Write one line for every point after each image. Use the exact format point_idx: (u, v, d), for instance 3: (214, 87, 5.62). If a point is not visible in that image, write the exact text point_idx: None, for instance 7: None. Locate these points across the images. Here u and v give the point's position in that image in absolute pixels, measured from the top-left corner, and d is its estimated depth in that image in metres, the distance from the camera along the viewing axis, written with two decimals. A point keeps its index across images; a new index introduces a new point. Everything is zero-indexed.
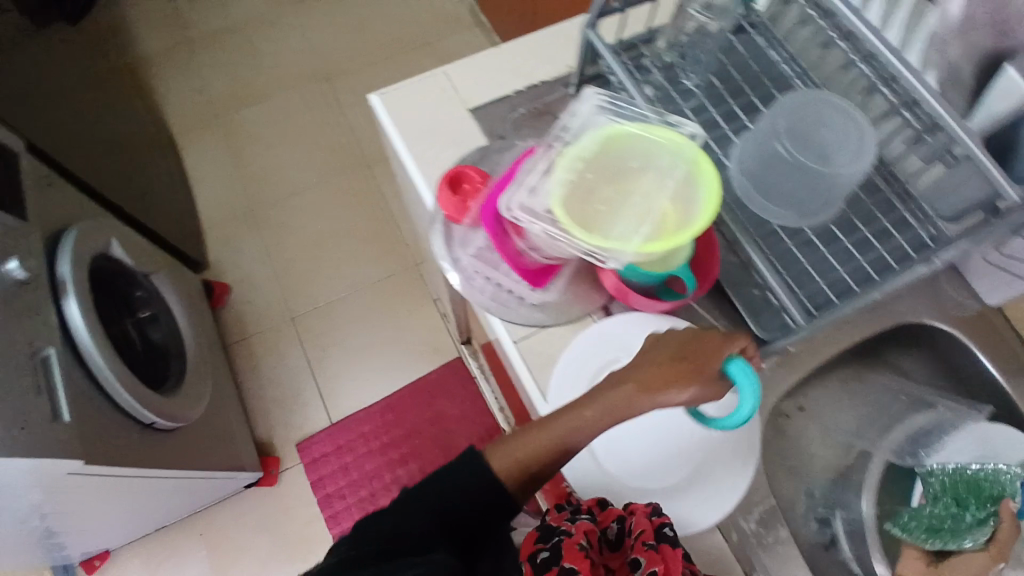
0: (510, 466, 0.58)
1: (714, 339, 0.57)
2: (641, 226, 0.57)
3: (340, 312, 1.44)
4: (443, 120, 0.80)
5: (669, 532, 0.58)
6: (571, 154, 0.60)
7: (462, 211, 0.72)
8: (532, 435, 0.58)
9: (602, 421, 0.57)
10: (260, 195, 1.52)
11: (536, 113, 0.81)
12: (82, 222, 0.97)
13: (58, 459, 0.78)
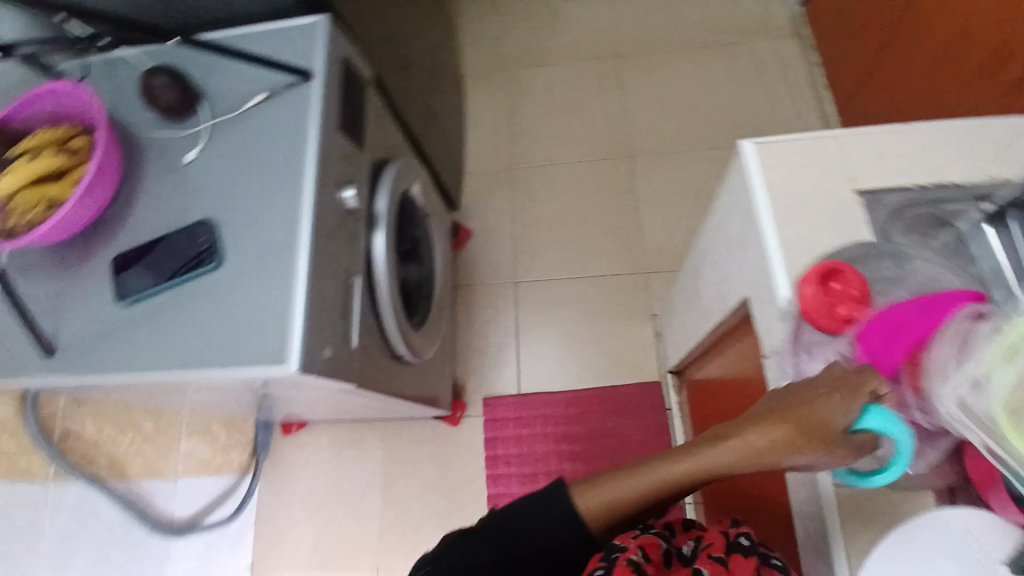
0: (608, 511, 0.62)
1: (830, 401, 0.50)
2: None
3: (562, 290, 1.47)
4: (821, 194, 0.70)
5: (746, 543, 0.59)
6: (1012, 337, 0.43)
7: (833, 326, 0.62)
8: (624, 479, 0.62)
9: (697, 463, 0.58)
10: (531, 156, 1.59)
11: (926, 221, 0.70)
12: (402, 163, 1.06)
13: (339, 380, 0.84)
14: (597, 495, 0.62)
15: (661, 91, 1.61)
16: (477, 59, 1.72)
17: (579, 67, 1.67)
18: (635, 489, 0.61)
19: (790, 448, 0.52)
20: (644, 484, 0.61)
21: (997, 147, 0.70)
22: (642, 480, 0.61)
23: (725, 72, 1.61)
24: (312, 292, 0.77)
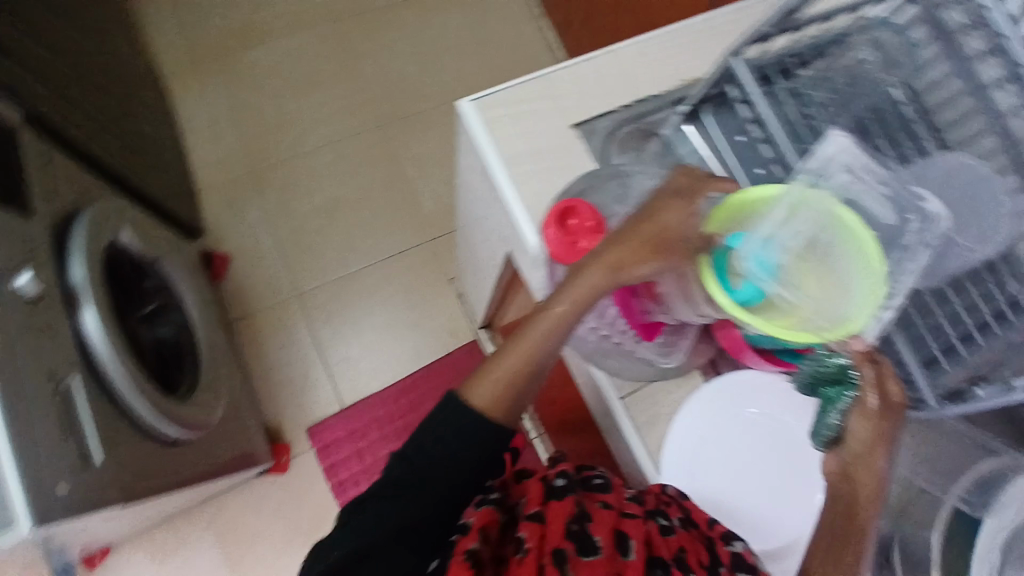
0: (508, 400, 0.53)
1: (675, 209, 0.56)
2: (827, 324, 0.49)
3: (354, 288, 1.38)
4: (548, 134, 0.71)
5: (561, 482, 0.57)
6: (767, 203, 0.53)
7: (569, 246, 0.64)
8: (507, 356, 0.53)
9: (569, 304, 0.53)
10: (274, 153, 1.44)
11: (640, 135, 0.73)
12: (93, 211, 0.87)
13: (97, 507, 0.72)
14: (488, 390, 0.53)
15: (387, 53, 1.54)
16: (169, 59, 1.48)
17: (291, 47, 1.53)
18: (508, 373, 0.53)
19: (632, 260, 0.54)
20: (519, 360, 0.53)
21: (681, 47, 0.76)
22: (524, 349, 0.53)
23: (447, 20, 1.58)
24: (12, 425, 0.63)
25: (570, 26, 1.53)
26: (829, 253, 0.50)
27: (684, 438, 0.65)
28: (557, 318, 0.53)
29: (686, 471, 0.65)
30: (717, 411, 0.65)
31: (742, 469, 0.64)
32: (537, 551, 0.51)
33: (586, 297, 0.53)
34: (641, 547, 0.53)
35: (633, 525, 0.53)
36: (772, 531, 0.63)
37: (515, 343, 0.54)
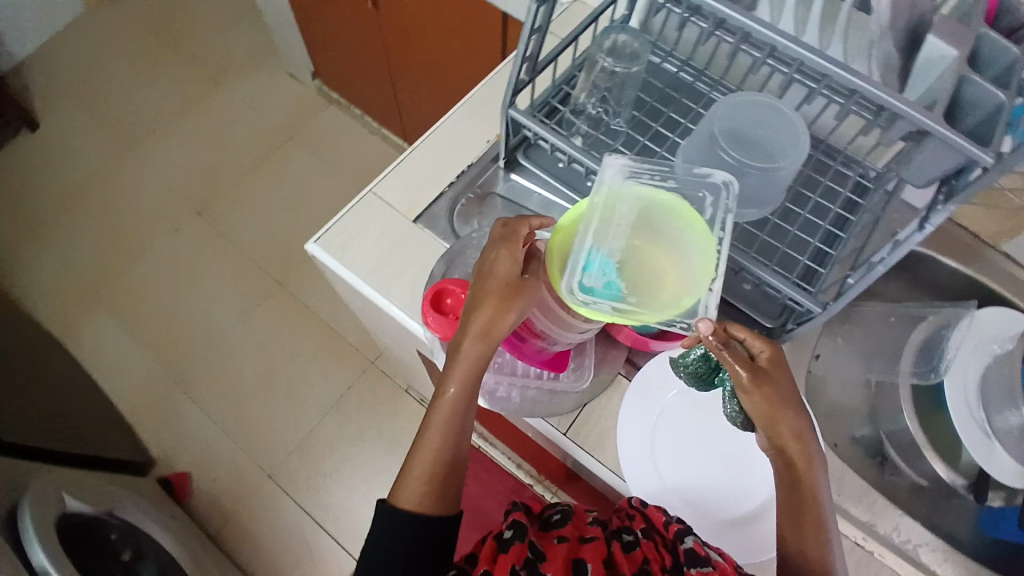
0: (433, 492, 0.58)
1: (503, 258, 0.61)
2: (686, 284, 0.59)
3: (319, 441, 1.39)
4: (396, 237, 0.76)
5: (509, 533, 0.60)
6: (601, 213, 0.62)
7: (450, 322, 0.68)
8: (421, 453, 0.60)
9: (454, 387, 0.60)
10: (198, 357, 1.48)
11: (478, 199, 0.79)
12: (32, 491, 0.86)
13: None
14: (413, 488, 0.59)
15: (263, 224, 1.64)
16: (67, 319, 1.53)
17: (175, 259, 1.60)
18: (427, 469, 0.59)
19: (499, 319, 0.59)
20: (431, 451, 0.59)
21: (477, 114, 0.83)
22: (432, 441, 0.60)
23: (303, 173, 1.70)
24: None
25: (407, 126, 1.65)
26: (659, 241, 0.62)
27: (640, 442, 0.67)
28: (452, 405, 0.60)
29: (643, 472, 0.66)
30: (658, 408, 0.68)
31: (695, 459, 0.66)
32: None
33: (468, 376, 0.60)
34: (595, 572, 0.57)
35: (590, 550, 0.59)
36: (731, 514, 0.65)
37: (423, 440, 0.60)
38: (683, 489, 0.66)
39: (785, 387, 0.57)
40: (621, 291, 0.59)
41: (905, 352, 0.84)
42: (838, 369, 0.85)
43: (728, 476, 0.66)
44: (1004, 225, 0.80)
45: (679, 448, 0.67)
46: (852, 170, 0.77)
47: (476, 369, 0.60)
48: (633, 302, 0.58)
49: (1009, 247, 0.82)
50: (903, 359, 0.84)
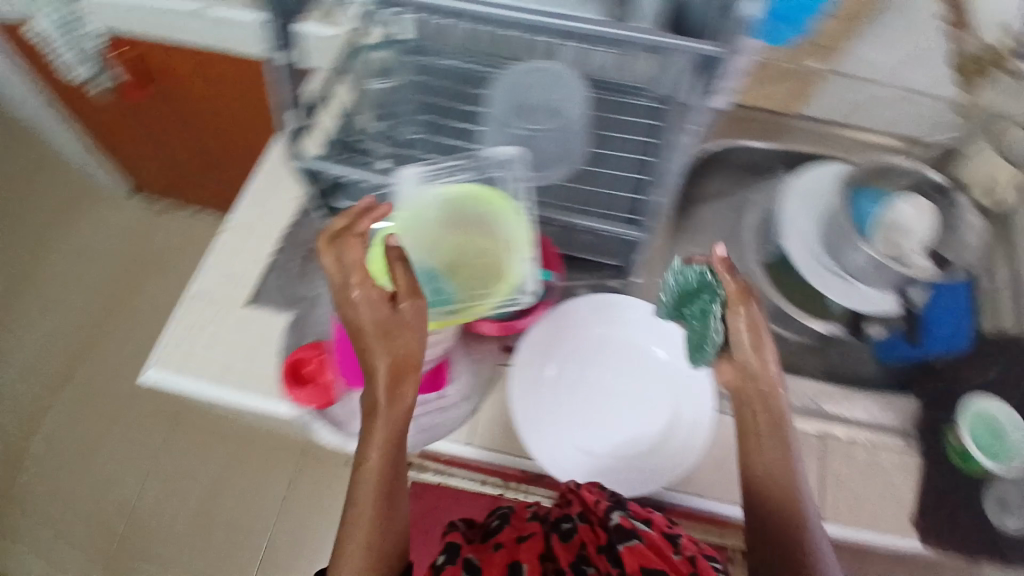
0: (375, 559, 0.57)
1: (363, 303, 0.56)
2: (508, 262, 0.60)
3: (285, 550, 1.39)
4: (236, 326, 0.72)
5: (445, 558, 0.65)
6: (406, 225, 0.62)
7: (314, 389, 0.66)
8: (355, 523, 0.58)
9: (374, 450, 0.58)
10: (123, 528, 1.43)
11: (306, 256, 0.76)
12: None
13: None
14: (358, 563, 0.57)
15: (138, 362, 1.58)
16: None
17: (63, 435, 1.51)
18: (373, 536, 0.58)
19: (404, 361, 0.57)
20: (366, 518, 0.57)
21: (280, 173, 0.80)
22: (372, 506, 0.58)
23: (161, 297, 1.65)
24: None
25: None
26: (473, 224, 0.62)
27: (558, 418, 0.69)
28: (376, 462, 0.58)
29: (562, 444, 0.67)
30: (582, 381, 0.71)
31: (617, 422, 0.69)
32: None
33: (388, 431, 0.58)
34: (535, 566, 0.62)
35: (528, 546, 0.64)
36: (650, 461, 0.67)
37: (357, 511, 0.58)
38: (602, 448, 0.68)
39: (754, 315, 0.61)
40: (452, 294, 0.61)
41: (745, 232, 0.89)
42: None
43: (650, 424, 0.68)
44: (788, 92, 0.86)
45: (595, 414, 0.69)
46: (629, 96, 0.77)
47: (399, 420, 0.58)
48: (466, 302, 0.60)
49: (800, 108, 0.88)
50: (745, 240, 0.88)
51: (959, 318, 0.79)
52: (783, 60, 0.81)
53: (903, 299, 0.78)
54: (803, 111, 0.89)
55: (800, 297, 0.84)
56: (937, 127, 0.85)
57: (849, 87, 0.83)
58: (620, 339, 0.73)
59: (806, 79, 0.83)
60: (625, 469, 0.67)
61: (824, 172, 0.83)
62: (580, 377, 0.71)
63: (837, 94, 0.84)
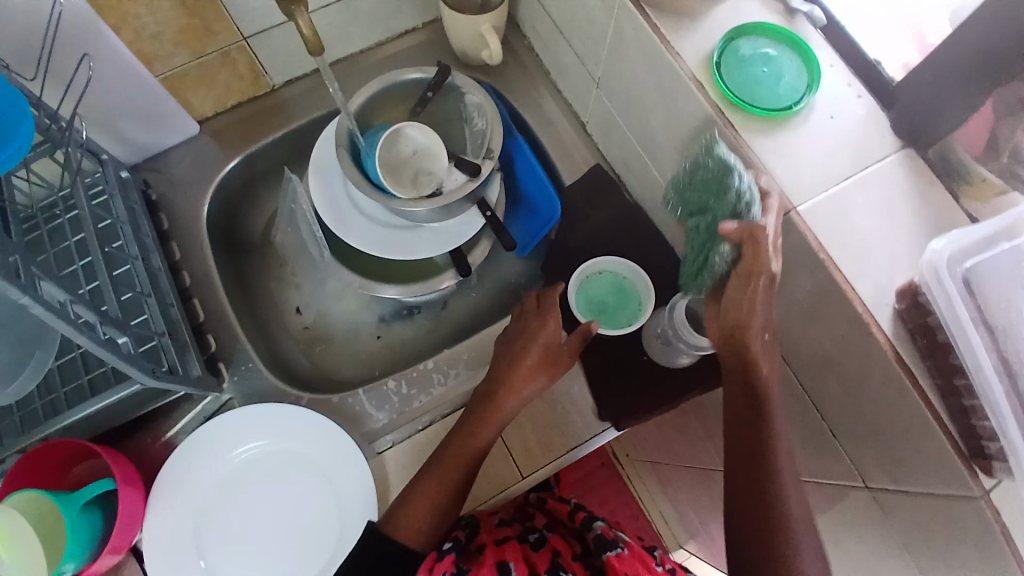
0: (429, 532, 0.56)
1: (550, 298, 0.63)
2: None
3: None
4: None
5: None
6: None
7: None
8: (412, 509, 0.56)
9: (488, 429, 0.59)
10: None
11: None
12: None
13: None
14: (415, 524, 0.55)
15: None
16: None
17: None
18: (442, 486, 0.57)
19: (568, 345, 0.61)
20: (445, 482, 0.58)
21: None
22: (450, 477, 0.58)
23: None
24: None
25: None
26: None
27: (219, 533, 0.64)
28: (486, 435, 0.59)
29: (227, 558, 0.63)
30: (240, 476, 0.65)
31: (282, 513, 0.65)
32: None
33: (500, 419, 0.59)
34: (529, 563, 0.53)
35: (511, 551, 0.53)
36: (320, 539, 0.64)
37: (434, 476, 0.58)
38: (270, 546, 0.64)
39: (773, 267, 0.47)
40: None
41: (309, 242, 0.77)
42: (316, 299, 0.79)
43: (315, 494, 0.65)
44: (238, 79, 0.72)
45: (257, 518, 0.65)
46: (60, 217, 0.62)
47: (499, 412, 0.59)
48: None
49: (270, 81, 0.75)
50: (313, 251, 0.77)
51: (541, 179, 0.72)
52: (185, 63, 0.66)
53: (486, 208, 0.72)
54: (277, 81, 0.75)
55: (406, 274, 0.77)
56: (402, 11, 0.74)
57: (279, 36, 0.69)
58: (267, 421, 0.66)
59: (231, 60, 0.69)
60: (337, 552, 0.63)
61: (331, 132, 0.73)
62: (236, 473, 0.65)
63: (282, 45, 0.71)
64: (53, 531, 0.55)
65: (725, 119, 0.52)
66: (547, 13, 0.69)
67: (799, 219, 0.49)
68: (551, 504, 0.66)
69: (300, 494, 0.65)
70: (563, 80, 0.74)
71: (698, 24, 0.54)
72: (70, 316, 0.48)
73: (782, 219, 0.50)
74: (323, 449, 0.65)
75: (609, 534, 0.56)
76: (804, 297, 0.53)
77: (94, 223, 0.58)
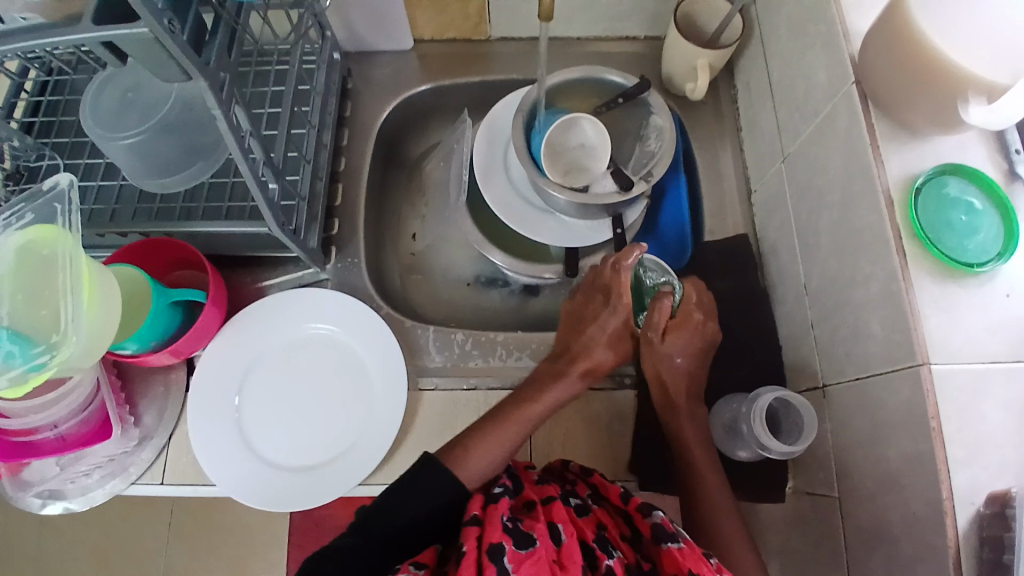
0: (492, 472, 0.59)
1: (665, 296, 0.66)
2: (80, 291, 0.53)
3: None
4: None
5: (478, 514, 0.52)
6: None
7: (18, 487, 0.65)
8: (487, 446, 0.60)
9: (548, 395, 0.63)
10: None
11: None
12: None
13: None
14: (475, 464, 0.59)
15: None
16: None
17: None
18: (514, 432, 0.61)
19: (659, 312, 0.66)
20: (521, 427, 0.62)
21: None
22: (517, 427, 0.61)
23: None
24: None
25: None
26: (51, 277, 0.54)
27: (241, 380, 0.69)
28: (539, 409, 0.63)
29: (234, 403, 0.68)
30: (288, 348, 0.70)
31: (298, 398, 0.69)
32: (475, 552, 0.48)
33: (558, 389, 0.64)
34: (574, 525, 0.52)
35: (558, 511, 0.52)
36: (313, 438, 0.68)
37: (501, 430, 0.61)
38: (272, 418, 0.68)
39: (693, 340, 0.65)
40: (36, 343, 0.52)
41: (452, 183, 0.81)
42: (434, 234, 0.83)
43: (337, 399, 0.69)
44: (464, 17, 0.77)
45: (278, 389, 0.69)
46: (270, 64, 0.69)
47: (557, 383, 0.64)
48: (55, 340, 0.52)
49: (489, 32, 0.79)
50: (453, 194, 0.81)
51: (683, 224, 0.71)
52: None
53: (618, 225, 0.72)
54: (496, 34, 0.80)
55: (515, 248, 0.80)
56: (633, 20, 0.76)
57: None
58: (344, 322, 0.70)
59: None
60: (350, 449, 0.67)
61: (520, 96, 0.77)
62: (287, 343, 0.71)
63: (514, 5, 0.75)
64: (137, 310, 0.62)
65: (899, 246, 0.49)
66: (766, 74, 0.68)
67: (928, 377, 0.45)
68: (599, 478, 0.60)
69: (331, 386, 0.70)
70: (750, 143, 0.73)
71: (915, 146, 0.51)
72: (242, 143, 0.53)
73: (911, 367, 0.47)
74: (373, 369, 0.69)
75: (669, 527, 0.52)
76: (894, 454, 0.49)
77: (296, 82, 0.64)
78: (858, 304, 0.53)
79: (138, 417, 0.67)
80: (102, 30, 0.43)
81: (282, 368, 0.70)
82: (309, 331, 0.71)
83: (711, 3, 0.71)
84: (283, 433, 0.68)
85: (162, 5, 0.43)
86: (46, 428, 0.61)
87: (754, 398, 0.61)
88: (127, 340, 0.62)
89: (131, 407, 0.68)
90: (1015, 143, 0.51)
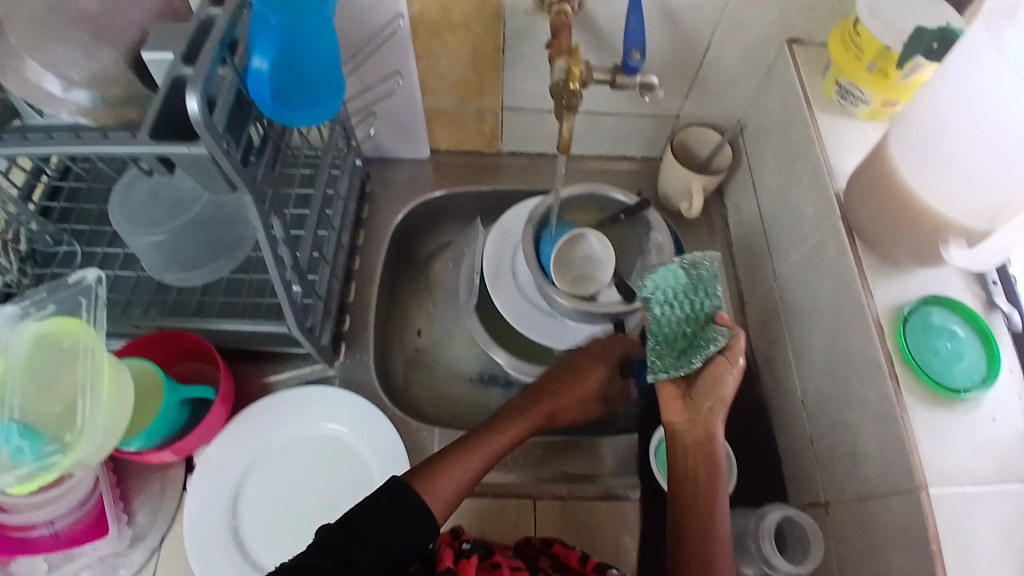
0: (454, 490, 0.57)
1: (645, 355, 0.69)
2: (99, 386, 0.53)
3: None
4: None
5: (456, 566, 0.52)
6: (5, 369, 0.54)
7: None
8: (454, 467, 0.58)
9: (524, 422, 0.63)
10: None
11: None
12: None
13: None
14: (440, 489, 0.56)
15: None
16: None
17: None
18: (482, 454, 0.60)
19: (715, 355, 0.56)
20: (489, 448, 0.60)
21: None
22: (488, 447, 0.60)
23: None
24: None
25: None
26: (70, 372, 0.54)
27: (240, 479, 0.68)
28: (510, 435, 0.62)
29: (230, 502, 0.66)
30: (289, 446, 0.70)
31: (296, 498, 0.68)
32: None
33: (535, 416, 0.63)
34: None
35: None
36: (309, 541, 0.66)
37: (469, 455, 0.59)
38: (268, 520, 0.67)
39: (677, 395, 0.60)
40: (49, 441, 0.52)
41: (461, 284, 0.85)
42: (439, 331, 0.85)
43: (338, 503, 0.68)
44: (479, 133, 0.83)
45: (275, 488, 0.68)
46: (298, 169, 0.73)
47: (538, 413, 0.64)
48: (70, 439, 0.52)
49: (501, 146, 0.85)
50: (461, 294, 0.84)
51: None
52: (449, 106, 0.77)
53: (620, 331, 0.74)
54: (506, 148, 0.86)
55: (518, 347, 0.82)
56: (633, 143, 0.83)
57: (528, 118, 0.80)
58: (349, 422, 0.71)
59: (483, 118, 0.80)
60: None
61: (530, 206, 0.82)
62: (288, 441, 0.70)
63: (525, 125, 0.81)
64: (148, 405, 0.62)
65: (892, 371, 0.52)
66: (756, 199, 0.74)
67: (927, 499, 0.47)
68: (560, 547, 0.61)
69: (330, 486, 0.69)
70: (742, 259, 0.78)
71: (899, 277, 0.56)
72: (275, 249, 0.56)
73: (911, 488, 0.49)
74: (375, 472, 0.69)
75: None
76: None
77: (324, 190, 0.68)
78: (855, 422, 0.56)
79: (131, 515, 0.65)
80: (162, 146, 0.46)
81: (283, 467, 0.69)
82: (313, 429, 0.71)
83: (705, 133, 0.79)
84: (276, 534, 0.66)
85: (222, 127, 0.47)
86: (42, 523, 0.61)
87: (760, 514, 0.62)
88: (135, 436, 0.61)
89: (125, 504, 0.66)
90: (991, 277, 0.57)
